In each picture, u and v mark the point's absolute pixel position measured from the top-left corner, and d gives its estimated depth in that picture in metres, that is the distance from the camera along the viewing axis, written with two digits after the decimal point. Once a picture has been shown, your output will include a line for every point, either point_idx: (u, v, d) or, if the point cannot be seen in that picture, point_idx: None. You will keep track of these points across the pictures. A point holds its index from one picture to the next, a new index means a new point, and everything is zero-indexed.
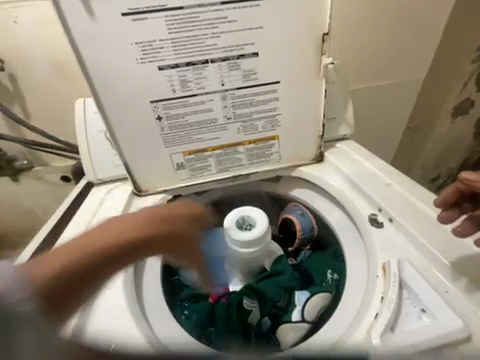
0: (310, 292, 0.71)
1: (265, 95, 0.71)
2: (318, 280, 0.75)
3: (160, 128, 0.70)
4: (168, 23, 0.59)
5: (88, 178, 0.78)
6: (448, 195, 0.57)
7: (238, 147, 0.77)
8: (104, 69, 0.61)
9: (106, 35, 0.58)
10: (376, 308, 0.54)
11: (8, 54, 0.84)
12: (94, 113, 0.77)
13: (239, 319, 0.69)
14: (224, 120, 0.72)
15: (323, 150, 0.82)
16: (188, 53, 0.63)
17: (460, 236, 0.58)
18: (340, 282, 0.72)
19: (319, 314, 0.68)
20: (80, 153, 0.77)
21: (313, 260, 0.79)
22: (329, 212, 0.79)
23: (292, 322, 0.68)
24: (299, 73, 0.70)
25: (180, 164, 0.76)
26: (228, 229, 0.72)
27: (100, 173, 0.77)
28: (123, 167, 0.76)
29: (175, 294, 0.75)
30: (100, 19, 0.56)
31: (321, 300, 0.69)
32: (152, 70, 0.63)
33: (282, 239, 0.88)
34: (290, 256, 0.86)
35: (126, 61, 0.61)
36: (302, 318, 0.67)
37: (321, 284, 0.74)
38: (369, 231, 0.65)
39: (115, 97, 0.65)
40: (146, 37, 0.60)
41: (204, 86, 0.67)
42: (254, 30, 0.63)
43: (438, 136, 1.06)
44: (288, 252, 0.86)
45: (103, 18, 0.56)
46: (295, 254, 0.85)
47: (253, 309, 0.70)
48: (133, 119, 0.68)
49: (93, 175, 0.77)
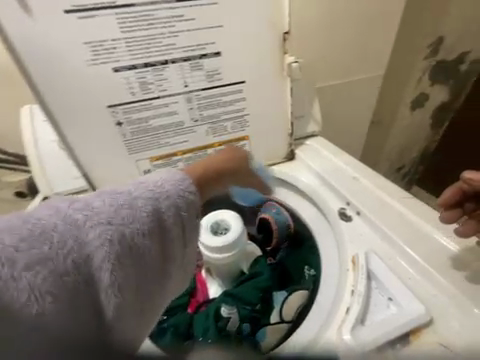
0: (288, 292, 0.74)
1: (231, 96, 0.70)
2: (296, 278, 0.77)
3: (122, 134, 0.66)
4: (119, 22, 0.55)
5: (43, 194, 0.69)
6: (450, 195, 0.58)
7: (208, 150, 0.75)
8: (49, 72, 0.55)
9: (49, 33, 0.52)
10: (347, 302, 0.56)
11: None
12: (43, 122, 0.74)
13: (218, 327, 0.67)
14: (191, 122, 0.70)
15: (294, 148, 0.83)
16: (146, 54, 0.59)
17: (463, 236, 0.56)
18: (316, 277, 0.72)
19: (297, 313, 0.69)
20: (31, 166, 0.70)
21: (290, 258, 0.80)
22: (302, 209, 0.80)
23: (271, 324, 0.70)
24: (264, 73, 0.69)
25: (147, 171, 0.72)
26: (202, 234, 0.70)
27: (56, 186, 0.70)
28: (81, 178, 0.69)
29: None
30: (39, 17, 0.51)
31: (297, 299, 0.71)
32: (107, 72, 0.59)
33: (260, 240, 0.88)
34: (269, 256, 0.84)
35: (75, 62, 0.56)
36: (281, 319, 0.69)
37: (299, 282, 0.76)
38: (339, 225, 0.67)
39: (65, 101, 0.59)
40: (95, 37, 0.55)
41: (166, 88, 0.64)
42: (214, 29, 0.61)
43: (399, 129, 1.18)
44: (267, 252, 0.85)
45: (43, 15, 0.51)
46: (273, 253, 0.84)
47: (231, 316, 0.69)
48: (89, 125, 0.63)
49: (49, 189, 0.69)
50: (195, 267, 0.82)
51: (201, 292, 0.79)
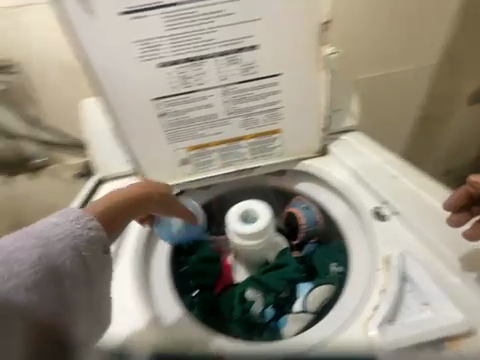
0: (313, 284, 0.73)
1: (265, 89, 0.71)
2: (321, 272, 0.76)
3: (163, 124, 0.72)
4: (164, 20, 0.59)
5: (100, 176, 0.80)
6: (456, 199, 0.60)
7: (240, 142, 0.77)
8: (105, 67, 0.63)
9: (105, 33, 0.59)
10: (377, 301, 0.59)
11: (19, 57, 0.90)
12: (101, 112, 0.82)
13: (243, 307, 0.72)
14: (225, 115, 0.72)
15: (327, 143, 0.81)
16: (187, 50, 0.63)
17: (467, 237, 0.60)
18: (344, 274, 0.73)
19: (321, 305, 0.71)
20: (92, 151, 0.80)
21: (317, 252, 0.79)
22: (334, 206, 0.78)
23: (293, 313, 0.71)
24: (300, 65, 0.68)
25: (184, 159, 0.78)
26: (231, 221, 0.72)
27: (110, 169, 0.80)
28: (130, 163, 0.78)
29: (185, 284, 0.79)
30: (98, 18, 0.57)
31: (322, 292, 0.71)
32: (152, 68, 0.64)
33: (287, 232, 0.86)
34: (295, 249, 0.84)
35: (127, 60, 0.63)
36: (304, 309, 0.71)
37: (323, 276, 0.75)
38: (373, 225, 0.67)
39: (119, 97, 0.67)
40: (143, 36, 0.60)
41: (204, 82, 0.67)
42: (251, 22, 0.62)
43: (453, 124, 1.07)
44: (293, 245, 0.85)
45: (100, 17, 0.57)
46: (299, 247, 0.84)
47: (256, 299, 0.73)
48: (135, 116, 0.70)
49: (104, 170, 0.80)
50: (224, 252, 0.85)
51: (228, 276, 0.82)
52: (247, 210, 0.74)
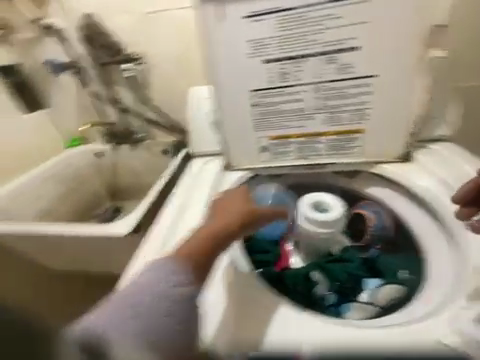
0: (380, 282, 0.70)
1: (358, 89, 0.73)
2: (389, 275, 0.73)
3: (254, 114, 0.81)
4: (277, 23, 0.69)
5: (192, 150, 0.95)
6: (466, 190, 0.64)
7: (319, 138, 0.82)
8: (220, 58, 0.75)
9: (228, 32, 0.72)
10: (462, 304, 0.52)
11: (150, 51, 1.18)
12: (207, 99, 0.96)
13: (307, 286, 0.68)
14: (312, 110, 0.78)
15: (412, 149, 0.80)
16: (291, 49, 0.71)
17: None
18: (416, 281, 0.70)
19: (390, 303, 0.65)
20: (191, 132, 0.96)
21: (385, 258, 0.77)
22: (410, 214, 0.78)
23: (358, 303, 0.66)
24: (402, 67, 0.70)
25: (264, 147, 0.86)
26: (303, 207, 0.78)
27: (202, 147, 0.95)
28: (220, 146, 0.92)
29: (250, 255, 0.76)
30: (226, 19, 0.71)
31: (391, 292, 0.67)
32: (257, 63, 0.75)
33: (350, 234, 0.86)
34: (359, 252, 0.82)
35: (240, 55, 0.74)
36: (370, 302, 0.66)
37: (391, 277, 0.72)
38: (459, 231, 0.63)
39: (225, 85, 0.78)
40: (257, 35, 0.71)
41: (300, 78, 0.74)
42: (357, 25, 0.67)
43: None
44: None
45: (228, 19, 0.71)
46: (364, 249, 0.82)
47: (319, 282, 0.70)
48: (232, 103, 0.81)
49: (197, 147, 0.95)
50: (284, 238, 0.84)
51: (285, 260, 0.80)
52: (319, 200, 0.80)
